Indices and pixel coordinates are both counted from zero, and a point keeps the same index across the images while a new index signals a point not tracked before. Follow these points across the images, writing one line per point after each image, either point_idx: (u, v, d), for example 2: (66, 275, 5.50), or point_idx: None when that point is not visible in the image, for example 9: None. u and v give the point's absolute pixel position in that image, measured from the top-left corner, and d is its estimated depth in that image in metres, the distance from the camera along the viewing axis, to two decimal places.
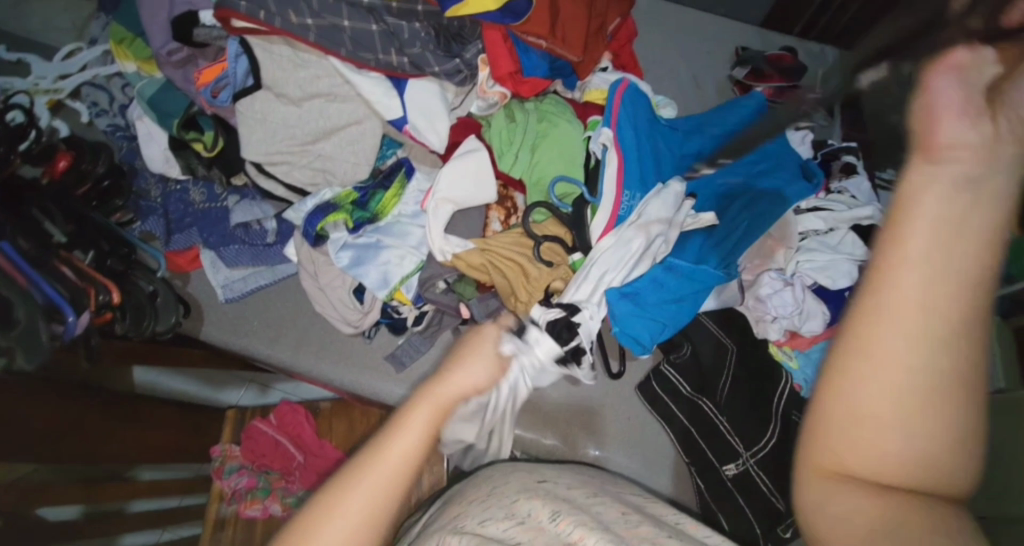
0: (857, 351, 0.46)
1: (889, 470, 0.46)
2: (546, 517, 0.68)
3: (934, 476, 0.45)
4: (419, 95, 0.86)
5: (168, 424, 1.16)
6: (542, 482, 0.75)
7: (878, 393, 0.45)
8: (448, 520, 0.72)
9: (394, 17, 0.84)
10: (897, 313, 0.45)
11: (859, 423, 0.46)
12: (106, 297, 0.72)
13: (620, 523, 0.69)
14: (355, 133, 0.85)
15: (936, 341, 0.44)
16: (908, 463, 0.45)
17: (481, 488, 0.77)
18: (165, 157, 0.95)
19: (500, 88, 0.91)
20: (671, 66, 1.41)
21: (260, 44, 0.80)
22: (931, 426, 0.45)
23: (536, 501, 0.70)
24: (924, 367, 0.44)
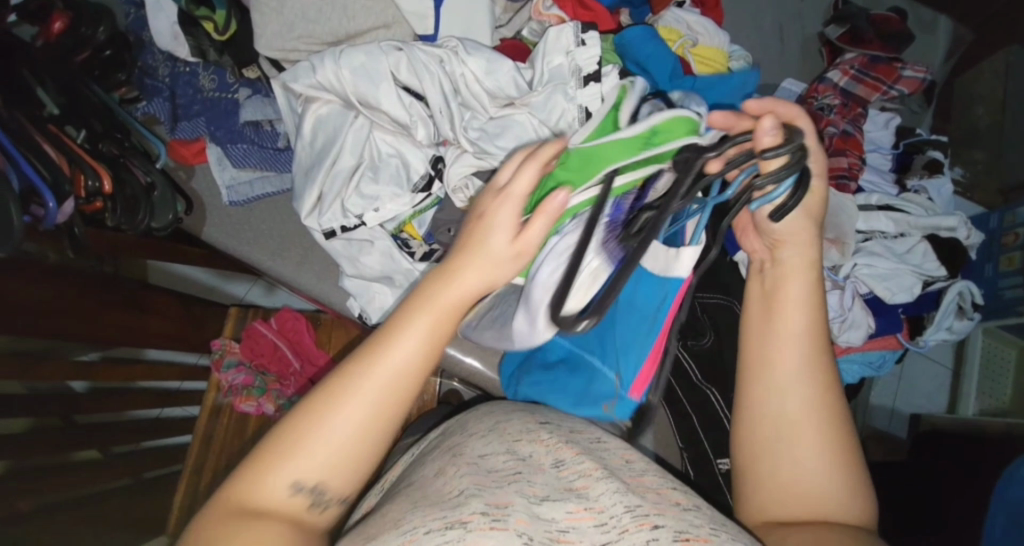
0: (758, 420, 0.59)
1: (782, 497, 0.57)
2: (548, 462, 0.61)
3: (830, 512, 0.55)
4: (461, 6, 0.73)
5: (169, 312, 1.14)
6: (545, 423, 0.69)
7: (788, 448, 0.57)
8: (443, 454, 0.65)
9: None
10: (784, 417, 0.58)
11: (787, 472, 0.57)
12: (96, 183, 0.69)
13: (624, 471, 0.62)
14: (382, 39, 0.72)
15: (820, 415, 0.58)
16: (814, 501, 0.56)
17: (482, 422, 0.70)
18: (173, 33, 0.84)
19: (558, 11, 0.75)
20: (760, 9, 1.21)
21: None
22: (843, 483, 0.56)
23: (538, 442, 0.64)
24: (828, 424, 0.58)
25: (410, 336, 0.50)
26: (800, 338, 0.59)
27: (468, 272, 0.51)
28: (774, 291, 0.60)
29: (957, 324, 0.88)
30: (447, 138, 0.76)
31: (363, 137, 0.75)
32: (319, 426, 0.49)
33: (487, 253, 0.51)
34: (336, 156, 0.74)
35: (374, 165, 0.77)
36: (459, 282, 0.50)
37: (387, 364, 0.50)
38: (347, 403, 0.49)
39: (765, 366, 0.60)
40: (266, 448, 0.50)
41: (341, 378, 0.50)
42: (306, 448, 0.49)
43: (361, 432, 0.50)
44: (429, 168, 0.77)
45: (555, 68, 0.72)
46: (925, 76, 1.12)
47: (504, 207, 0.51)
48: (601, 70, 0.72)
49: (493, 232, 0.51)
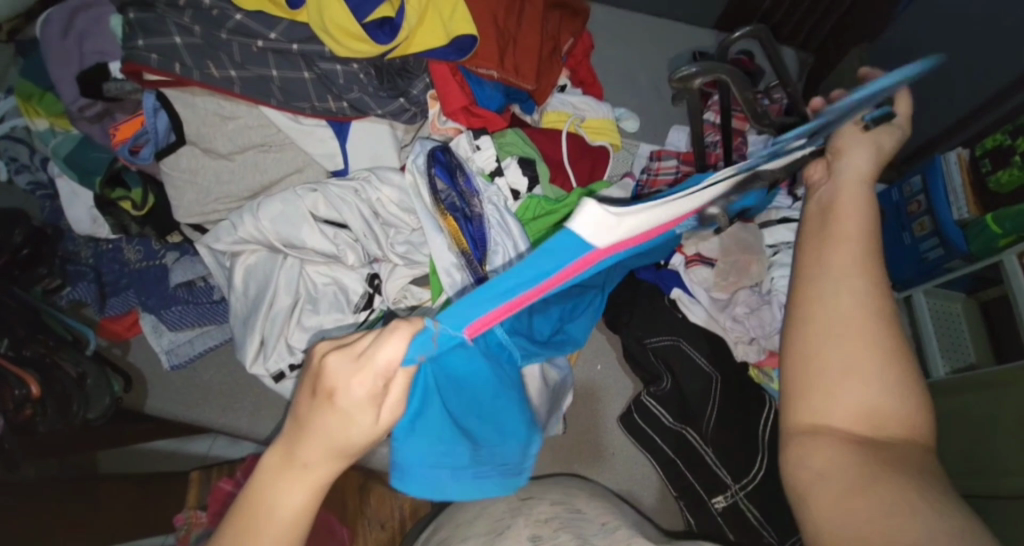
0: (797, 354, 0.46)
1: (842, 413, 0.44)
2: (526, 538, 0.58)
3: (893, 421, 0.44)
4: (366, 138, 0.79)
5: None
6: (527, 499, 0.66)
7: (830, 344, 0.45)
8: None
9: (328, 61, 0.73)
10: (851, 330, 0.45)
11: (826, 402, 0.45)
12: (23, 390, 0.66)
13: (598, 534, 0.59)
14: (298, 183, 0.77)
15: (882, 325, 0.45)
16: (913, 425, 0.44)
17: (466, 509, 0.67)
18: (92, 217, 0.86)
19: (453, 124, 0.84)
20: (632, 76, 1.37)
21: (178, 95, 0.71)
22: (887, 379, 0.44)
23: (521, 517, 0.62)
24: (859, 350, 0.45)
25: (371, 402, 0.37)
26: (859, 239, 0.48)
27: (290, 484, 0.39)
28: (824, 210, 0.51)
29: None
30: (377, 255, 0.79)
31: (296, 275, 0.77)
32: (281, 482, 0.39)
33: (333, 419, 0.37)
34: (272, 298, 0.75)
35: (311, 298, 0.78)
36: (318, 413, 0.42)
37: (267, 531, 0.39)
38: (281, 501, 0.39)
39: (816, 251, 0.49)
40: None
41: (244, 505, 0.39)
42: None
43: None
44: (367, 287, 0.79)
45: None
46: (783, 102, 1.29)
47: (346, 392, 0.36)
48: (501, 165, 0.82)
49: (340, 404, 0.36)
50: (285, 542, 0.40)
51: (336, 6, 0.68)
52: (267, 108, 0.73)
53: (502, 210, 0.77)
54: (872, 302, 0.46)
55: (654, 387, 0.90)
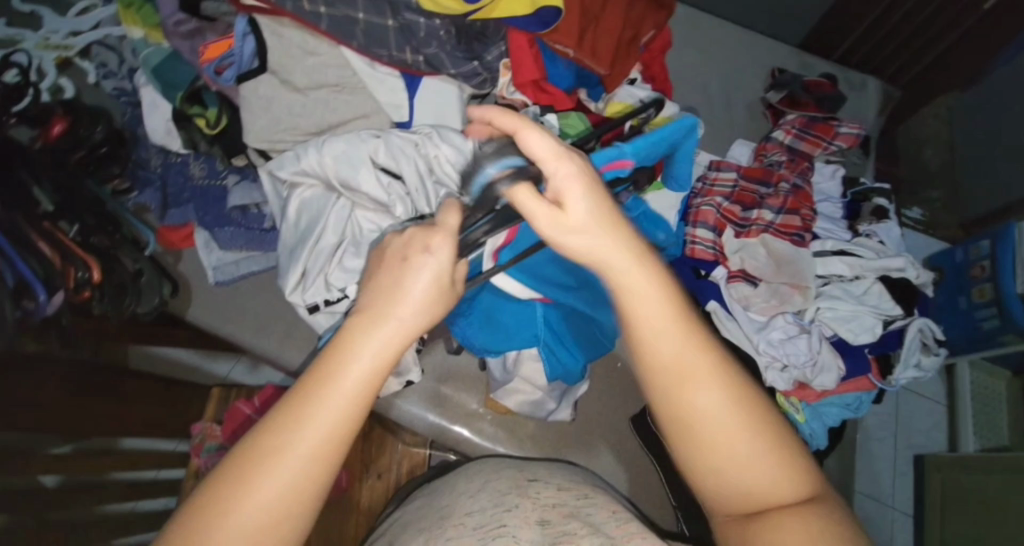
0: (699, 438, 0.44)
1: (731, 487, 0.44)
2: (533, 519, 0.59)
3: (770, 489, 0.44)
4: (434, 96, 0.80)
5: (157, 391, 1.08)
6: (532, 481, 0.68)
7: (695, 433, 0.43)
8: (430, 516, 0.65)
9: (413, 13, 0.74)
10: (701, 417, 0.43)
11: (732, 489, 0.44)
12: (85, 274, 0.73)
13: (610, 523, 0.60)
14: (363, 128, 0.79)
15: (727, 406, 0.43)
16: (784, 482, 0.44)
17: (469, 481, 0.69)
18: (166, 129, 0.91)
19: (521, 96, 0.83)
20: (704, 81, 1.33)
21: (269, 24, 0.73)
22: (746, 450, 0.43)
23: (524, 497, 0.63)
24: (729, 424, 0.43)
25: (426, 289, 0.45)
26: (667, 316, 0.44)
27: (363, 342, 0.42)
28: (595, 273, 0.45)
29: (924, 359, 0.93)
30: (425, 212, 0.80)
31: (345, 216, 0.79)
32: (349, 360, 0.41)
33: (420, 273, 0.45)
34: (320, 235, 0.78)
35: (355, 241, 0.79)
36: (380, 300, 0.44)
37: (338, 389, 0.41)
38: (335, 399, 0.41)
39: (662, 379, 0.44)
40: (226, 470, 0.40)
41: (327, 362, 0.41)
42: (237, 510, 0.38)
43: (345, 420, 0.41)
44: None
45: None
46: (860, 131, 1.18)
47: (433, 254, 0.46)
48: None
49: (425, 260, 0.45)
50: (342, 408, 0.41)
51: None
52: (347, 50, 0.75)
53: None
54: (722, 384, 0.44)
55: None
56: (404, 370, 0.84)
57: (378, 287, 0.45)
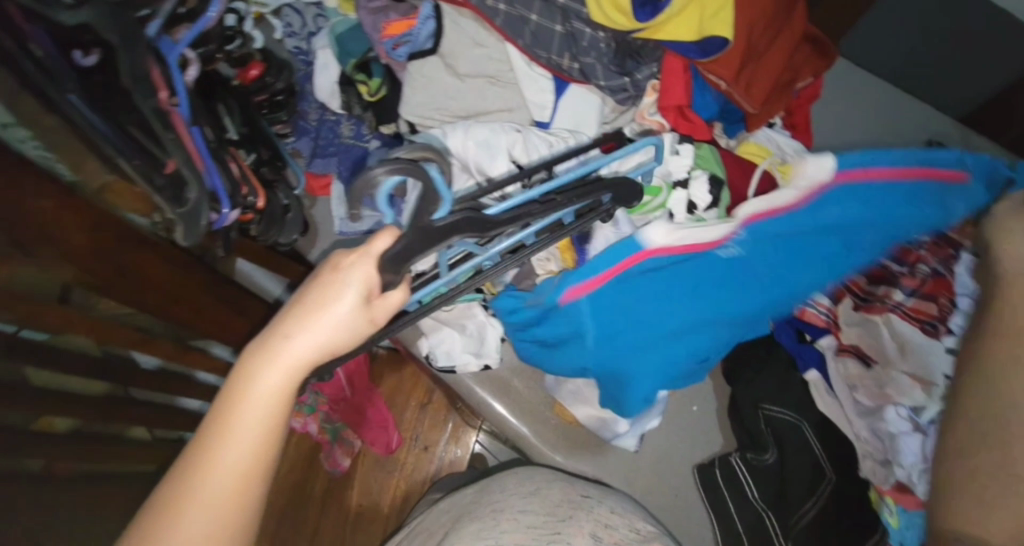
0: None
1: None
2: (589, 532, 0.62)
3: None
4: (576, 102, 0.83)
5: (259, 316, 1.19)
6: (587, 497, 0.69)
7: None
8: (482, 508, 0.68)
9: (582, 22, 0.76)
10: None
11: None
12: (254, 200, 0.81)
13: None
14: (504, 121, 0.83)
15: None
16: None
17: (523, 481, 0.71)
18: (331, 89, 1.02)
19: (660, 118, 0.84)
20: (847, 140, 1.24)
21: (450, 13, 0.81)
22: None
23: (579, 511, 0.65)
24: None
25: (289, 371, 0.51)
26: None
27: (264, 368, 0.50)
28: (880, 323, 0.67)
29: None
30: None
31: None
32: (256, 382, 0.50)
33: (330, 303, 0.50)
34: None
35: None
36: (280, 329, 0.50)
37: (250, 405, 0.50)
38: (247, 413, 0.50)
39: None
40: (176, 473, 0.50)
41: (234, 387, 0.50)
42: (187, 513, 0.49)
43: (266, 429, 0.51)
44: None
45: (647, 168, 0.80)
46: None
47: (352, 275, 0.51)
48: (689, 176, 0.79)
49: (346, 275, 0.51)
50: (268, 417, 0.50)
51: None
52: (512, 47, 0.79)
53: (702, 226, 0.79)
54: None
55: (747, 455, 0.84)
56: (485, 353, 0.89)
57: (281, 321, 0.51)
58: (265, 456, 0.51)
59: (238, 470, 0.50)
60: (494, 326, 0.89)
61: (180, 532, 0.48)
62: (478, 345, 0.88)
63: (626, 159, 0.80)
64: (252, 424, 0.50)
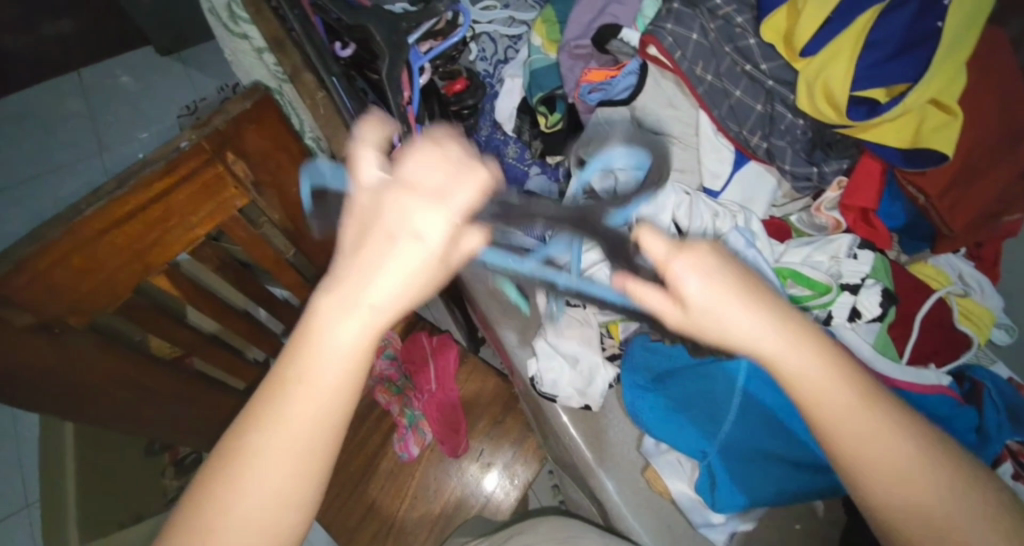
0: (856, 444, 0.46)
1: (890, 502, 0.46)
2: None
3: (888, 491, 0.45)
4: (751, 178, 0.83)
5: None
6: None
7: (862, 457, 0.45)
8: None
9: (786, 107, 0.77)
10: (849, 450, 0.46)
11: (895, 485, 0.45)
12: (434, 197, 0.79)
13: None
14: (675, 179, 0.85)
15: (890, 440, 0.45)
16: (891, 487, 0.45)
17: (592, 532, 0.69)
18: (509, 113, 1.11)
19: (838, 215, 0.80)
20: None
21: (653, 72, 0.84)
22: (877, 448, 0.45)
23: None
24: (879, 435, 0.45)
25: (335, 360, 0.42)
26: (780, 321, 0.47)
27: (321, 327, 0.41)
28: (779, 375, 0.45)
29: None
30: None
31: None
32: (319, 343, 0.42)
33: (394, 258, 0.40)
34: None
35: None
36: (331, 284, 0.41)
37: (305, 364, 0.42)
38: (301, 371, 0.42)
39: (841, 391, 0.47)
40: (227, 453, 0.43)
41: (298, 348, 0.42)
42: (246, 487, 0.42)
43: (325, 391, 0.42)
44: None
45: (813, 261, 0.78)
46: None
47: (407, 227, 0.40)
48: (862, 283, 0.76)
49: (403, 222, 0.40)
50: (330, 378, 0.42)
51: (841, 68, 0.68)
52: (704, 115, 0.80)
53: (862, 338, 0.75)
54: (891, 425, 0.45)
55: None
56: (587, 394, 0.89)
57: (337, 290, 0.41)
58: (329, 424, 0.43)
59: (302, 443, 0.43)
60: (604, 371, 0.89)
61: (242, 513, 0.42)
62: (583, 384, 0.89)
63: (795, 248, 0.79)
64: (306, 385, 0.42)
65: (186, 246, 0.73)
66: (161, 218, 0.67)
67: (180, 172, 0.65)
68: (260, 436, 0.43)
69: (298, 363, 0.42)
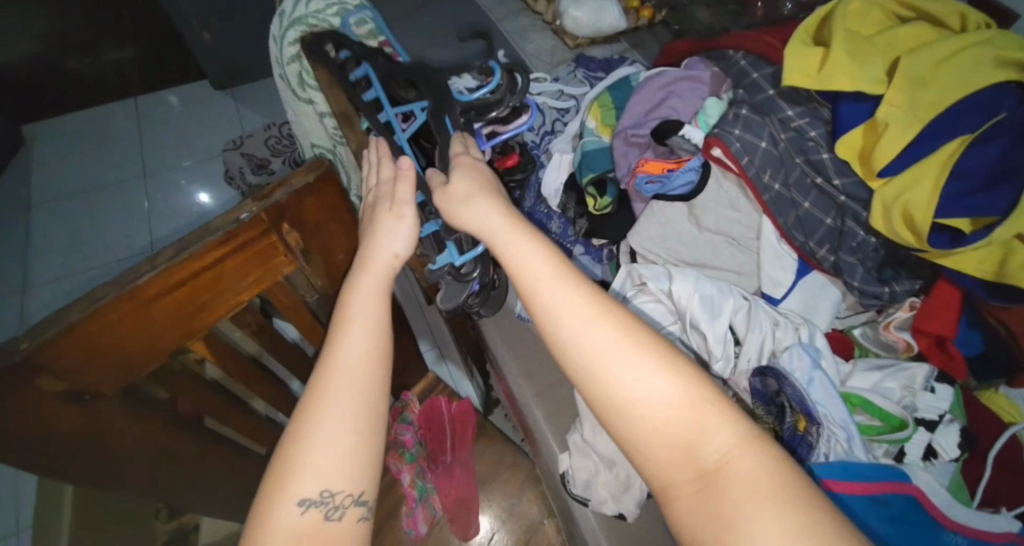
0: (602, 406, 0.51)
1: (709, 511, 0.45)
2: None
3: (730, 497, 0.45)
4: (814, 289, 0.80)
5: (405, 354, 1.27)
6: None
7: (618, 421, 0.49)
8: None
9: (858, 224, 0.75)
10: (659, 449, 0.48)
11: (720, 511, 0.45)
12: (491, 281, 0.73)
13: None
14: (731, 281, 0.83)
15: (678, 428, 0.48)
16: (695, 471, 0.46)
17: None
18: (555, 189, 1.07)
19: (907, 338, 0.76)
20: None
21: (715, 171, 0.83)
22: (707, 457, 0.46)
23: None
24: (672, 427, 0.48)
25: (381, 274, 0.62)
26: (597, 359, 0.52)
27: (354, 331, 0.58)
28: (584, 367, 0.51)
29: None
30: None
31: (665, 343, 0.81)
32: (348, 343, 0.57)
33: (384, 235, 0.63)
34: None
35: None
36: (361, 295, 0.60)
37: (343, 364, 0.56)
38: (339, 375, 0.55)
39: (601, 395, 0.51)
40: (280, 454, 0.53)
41: (336, 351, 0.57)
42: (295, 484, 0.51)
43: (365, 393, 0.55)
44: None
45: (883, 386, 0.74)
46: None
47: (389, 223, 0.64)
48: (939, 420, 0.71)
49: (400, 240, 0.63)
50: (365, 376, 0.56)
51: (924, 194, 0.66)
52: (768, 222, 0.79)
53: (936, 479, 0.69)
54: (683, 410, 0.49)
55: None
56: (623, 503, 0.82)
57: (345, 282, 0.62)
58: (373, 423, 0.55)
59: (346, 442, 0.53)
60: None
61: (296, 510, 0.51)
62: (619, 492, 0.81)
63: (862, 371, 0.75)
64: (348, 384, 0.55)
65: (230, 312, 0.71)
66: (209, 285, 0.65)
67: (234, 243, 0.63)
68: (302, 436, 0.53)
69: (336, 367, 0.56)
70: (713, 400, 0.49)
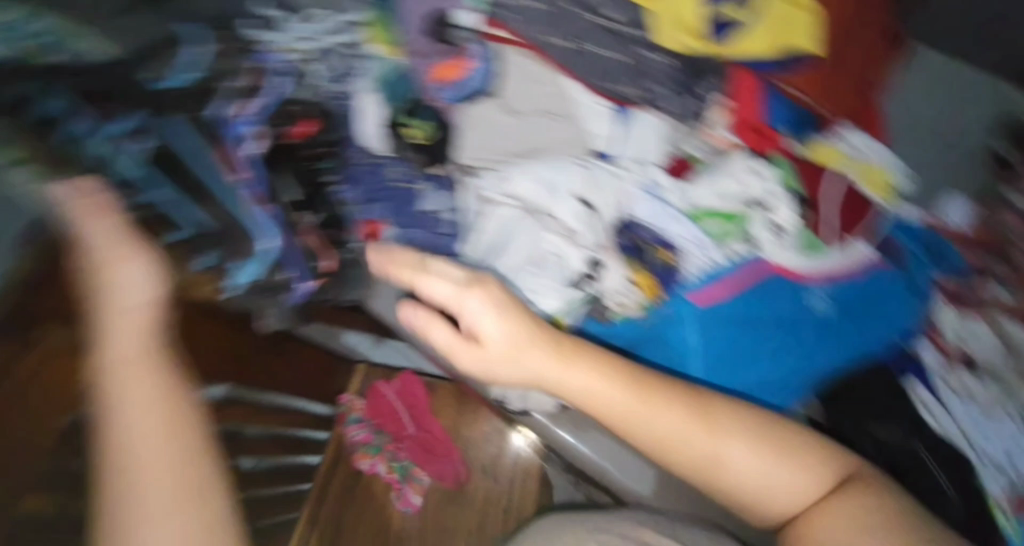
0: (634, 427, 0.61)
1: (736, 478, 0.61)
2: None
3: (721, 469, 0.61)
4: (642, 128, 0.78)
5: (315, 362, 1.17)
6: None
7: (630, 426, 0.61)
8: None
9: (645, 49, 0.78)
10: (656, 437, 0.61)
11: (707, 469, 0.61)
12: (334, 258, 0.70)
13: None
14: (563, 153, 0.78)
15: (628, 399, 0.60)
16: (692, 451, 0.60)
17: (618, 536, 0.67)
18: (379, 133, 0.78)
19: (728, 134, 0.80)
20: None
21: (506, 50, 0.80)
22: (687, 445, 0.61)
23: None
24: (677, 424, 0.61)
25: (135, 319, 0.58)
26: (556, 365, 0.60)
27: (116, 388, 0.55)
28: (496, 363, 0.60)
29: None
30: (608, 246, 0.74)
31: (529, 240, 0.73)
32: (115, 406, 0.55)
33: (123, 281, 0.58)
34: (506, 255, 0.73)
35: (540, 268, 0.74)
36: (113, 350, 0.56)
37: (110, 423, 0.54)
38: (113, 437, 0.54)
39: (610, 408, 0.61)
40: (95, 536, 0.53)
41: (106, 419, 0.55)
42: None
43: (145, 441, 0.54)
44: (586, 268, 0.72)
45: (723, 191, 0.76)
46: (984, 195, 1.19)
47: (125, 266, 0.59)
48: (773, 200, 0.77)
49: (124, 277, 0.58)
50: (145, 432, 0.54)
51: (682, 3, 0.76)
52: (569, 81, 0.79)
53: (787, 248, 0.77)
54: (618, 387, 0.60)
55: None
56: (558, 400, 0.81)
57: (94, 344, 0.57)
58: (172, 464, 0.54)
59: (144, 498, 0.52)
60: None
61: None
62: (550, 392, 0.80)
63: (703, 184, 0.77)
64: (119, 445, 0.53)
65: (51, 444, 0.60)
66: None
67: None
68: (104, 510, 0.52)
69: (112, 434, 0.54)
70: (686, 395, 0.62)
